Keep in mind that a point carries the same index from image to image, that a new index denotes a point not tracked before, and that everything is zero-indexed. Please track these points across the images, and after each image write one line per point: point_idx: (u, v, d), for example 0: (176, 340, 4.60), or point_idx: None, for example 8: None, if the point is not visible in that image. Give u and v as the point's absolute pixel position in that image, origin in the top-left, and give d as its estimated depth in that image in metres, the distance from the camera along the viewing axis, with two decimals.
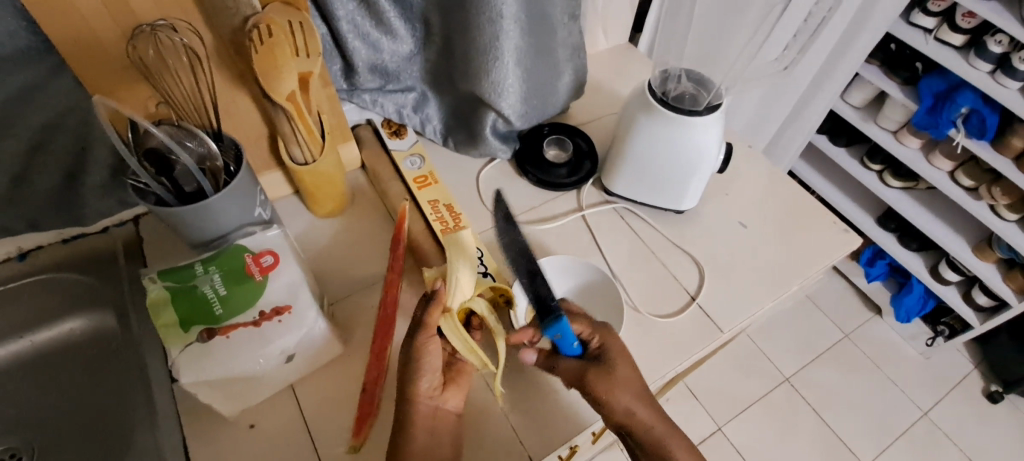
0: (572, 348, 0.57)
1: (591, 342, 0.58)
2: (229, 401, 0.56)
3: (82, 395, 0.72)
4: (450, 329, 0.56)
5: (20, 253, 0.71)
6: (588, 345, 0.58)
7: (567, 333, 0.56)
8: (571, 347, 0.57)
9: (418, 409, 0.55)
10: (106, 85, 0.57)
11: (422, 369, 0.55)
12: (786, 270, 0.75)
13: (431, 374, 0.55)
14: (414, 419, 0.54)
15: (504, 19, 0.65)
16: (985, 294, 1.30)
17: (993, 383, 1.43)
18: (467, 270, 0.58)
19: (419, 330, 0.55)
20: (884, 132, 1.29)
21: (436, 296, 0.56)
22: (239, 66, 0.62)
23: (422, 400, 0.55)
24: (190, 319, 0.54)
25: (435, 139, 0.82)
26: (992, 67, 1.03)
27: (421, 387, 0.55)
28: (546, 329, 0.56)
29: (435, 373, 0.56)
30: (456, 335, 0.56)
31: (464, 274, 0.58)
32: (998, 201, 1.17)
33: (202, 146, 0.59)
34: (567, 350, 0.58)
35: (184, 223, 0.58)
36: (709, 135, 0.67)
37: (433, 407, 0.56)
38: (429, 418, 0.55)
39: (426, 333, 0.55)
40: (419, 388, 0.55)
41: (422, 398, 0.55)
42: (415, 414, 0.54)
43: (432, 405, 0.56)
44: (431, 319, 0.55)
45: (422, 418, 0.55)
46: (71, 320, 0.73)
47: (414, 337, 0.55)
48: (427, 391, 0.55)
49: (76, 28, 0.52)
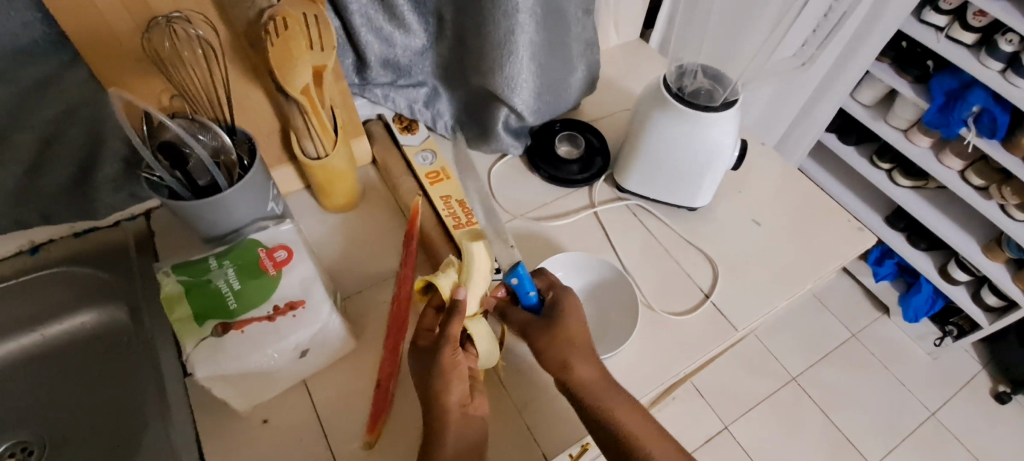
0: (528, 297, 0.60)
1: (547, 293, 0.61)
2: (241, 396, 0.56)
3: (93, 388, 0.71)
4: (478, 332, 0.57)
5: (33, 246, 0.71)
6: (545, 296, 0.61)
7: (524, 278, 0.59)
8: (528, 295, 0.60)
9: (451, 418, 0.52)
10: (120, 77, 0.57)
11: (450, 379, 0.52)
12: (801, 268, 0.74)
13: (461, 383, 0.53)
14: (447, 427, 0.51)
15: (521, 13, 0.64)
16: (994, 294, 1.29)
17: (1001, 384, 1.43)
18: (481, 275, 0.57)
19: (445, 341, 0.53)
20: (894, 131, 1.28)
21: (461, 305, 0.54)
22: (252, 58, 0.61)
23: (453, 408, 0.52)
24: (204, 314, 0.54)
25: (447, 134, 0.82)
26: (1003, 66, 1.02)
27: (451, 395, 0.52)
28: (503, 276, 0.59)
29: (463, 380, 0.54)
30: (483, 337, 0.57)
31: (482, 280, 0.57)
32: (1008, 200, 1.15)
33: (215, 140, 0.58)
34: (525, 301, 0.60)
35: (199, 217, 0.58)
36: (725, 130, 0.66)
37: (465, 416, 0.53)
38: (462, 425, 0.52)
39: (452, 344, 0.53)
40: (449, 395, 0.52)
41: (454, 406, 0.52)
42: (447, 422, 0.52)
43: (464, 412, 0.53)
44: (455, 330, 0.53)
45: (454, 425, 0.52)
46: (83, 313, 0.73)
47: (438, 350, 0.53)
48: (458, 399, 0.53)
49: (91, 21, 0.52)
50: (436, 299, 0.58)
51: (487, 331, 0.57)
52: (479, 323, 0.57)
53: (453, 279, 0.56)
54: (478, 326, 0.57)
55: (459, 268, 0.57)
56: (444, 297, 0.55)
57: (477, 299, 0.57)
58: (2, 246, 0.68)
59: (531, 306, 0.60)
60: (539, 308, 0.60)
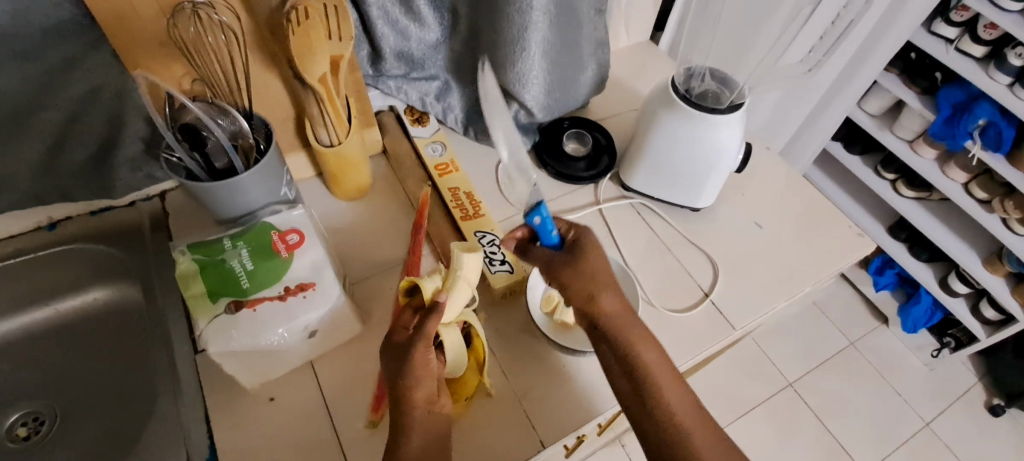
0: (551, 237, 0.53)
1: (567, 235, 0.55)
2: (250, 373, 0.58)
3: (103, 363, 0.74)
4: (450, 340, 0.55)
5: (51, 222, 0.73)
6: (566, 237, 0.55)
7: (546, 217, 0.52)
8: (550, 235, 0.53)
9: (416, 414, 0.52)
10: (144, 59, 0.59)
11: (419, 378, 0.51)
12: (801, 270, 0.76)
13: (430, 382, 0.52)
14: (412, 424, 0.51)
15: (535, 10, 0.66)
16: (992, 308, 1.30)
17: (995, 397, 1.44)
18: (466, 283, 0.53)
19: (417, 341, 0.50)
20: (899, 142, 1.29)
21: (439, 311, 0.51)
22: (272, 47, 0.63)
23: (419, 405, 0.52)
24: (218, 291, 0.55)
25: (456, 128, 0.83)
26: (1011, 80, 1.02)
27: (418, 393, 0.51)
28: (525, 214, 0.52)
29: (432, 379, 0.53)
30: (453, 347, 0.56)
31: (468, 291, 0.54)
32: (1010, 214, 1.16)
33: (233, 124, 0.60)
34: (545, 241, 0.54)
35: (213, 198, 0.59)
36: (730, 133, 0.67)
37: (430, 413, 0.53)
38: (426, 422, 0.52)
39: (425, 342, 0.51)
40: (417, 394, 0.51)
41: (420, 404, 0.52)
42: (412, 418, 0.51)
43: (430, 410, 0.53)
44: (429, 330, 0.51)
45: (418, 421, 0.52)
46: (97, 289, 0.75)
47: (409, 350, 0.50)
48: (424, 397, 0.52)
49: (119, 4, 0.54)
50: (416, 301, 0.54)
51: (458, 341, 0.56)
52: (452, 332, 0.56)
53: (436, 283, 0.53)
54: (452, 335, 0.55)
55: (445, 274, 0.54)
56: (426, 301, 0.53)
57: (456, 310, 0.54)
58: (22, 221, 0.70)
59: (553, 248, 0.54)
60: (562, 248, 0.54)
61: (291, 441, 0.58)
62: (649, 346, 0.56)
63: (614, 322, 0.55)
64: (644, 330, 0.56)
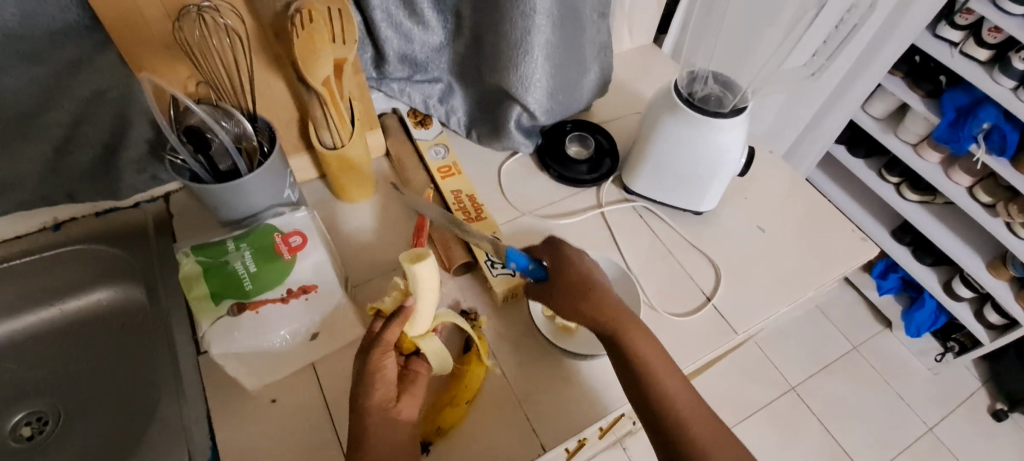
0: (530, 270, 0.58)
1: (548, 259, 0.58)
2: (252, 375, 0.58)
3: (107, 363, 0.74)
4: (430, 348, 0.56)
5: (57, 223, 0.73)
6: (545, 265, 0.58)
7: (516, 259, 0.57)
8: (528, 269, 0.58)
9: (369, 420, 0.51)
10: (150, 62, 0.59)
11: (371, 381, 0.51)
12: (804, 274, 0.76)
13: (386, 387, 0.52)
14: (365, 429, 0.51)
15: (538, 14, 0.66)
16: (996, 313, 1.29)
17: (999, 402, 1.43)
18: (430, 286, 0.53)
19: (375, 344, 0.52)
20: (903, 145, 1.28)
21: (402, 315, 0.52)
22: (275, 49, 0.63)
23: (373, 410, 0.51)
24: (221, 293, 0.55)
25: (459, 130, 0.84)
26: (1015, 84, 1.02)
27: (372, 397, 0.51)
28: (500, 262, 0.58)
29: (388, 382, 0.52)
30: (435, 352, 0.56)
31: (433, 296, 0.54)
32: (1015, 218, 1.15)
33: (237, 127, 0.61)
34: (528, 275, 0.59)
35: (218, 200, 0.60)
36: (733, 137, 0.67)
37: (387, 420, 0.52)
38: (383, 428, 0.51)
39: (382, 346, 0.52)
40: (369, 398, 0.51)
41: (374, 409, 0.51)
42: (368, 423, 0.51)
43: (387, 416, 0.52)
44: (387, 335, 0.52)
45: (372, 427, 0.51)
46: (101, 290, 0.75)
47: (366, 352, 0.52)
48: (380, 402, 0.51)
49: (126, 8, 0.54)
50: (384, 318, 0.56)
51: (439, 346, 0.56)
52: (431, 340, 0.56)
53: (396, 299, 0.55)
54: (430, 343, 0.56)
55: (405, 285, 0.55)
56: (388, 313, 0.55)
57: (427, 316, 0.55)
58: (27, 221, 0.71)
59: (532, 271, 0.58)
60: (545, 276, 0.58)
61: (291, 442, 0.58)
62: (644, 335, 0.56)
63: (606, 314, 0.56)
64: (639, 321, 0.57)
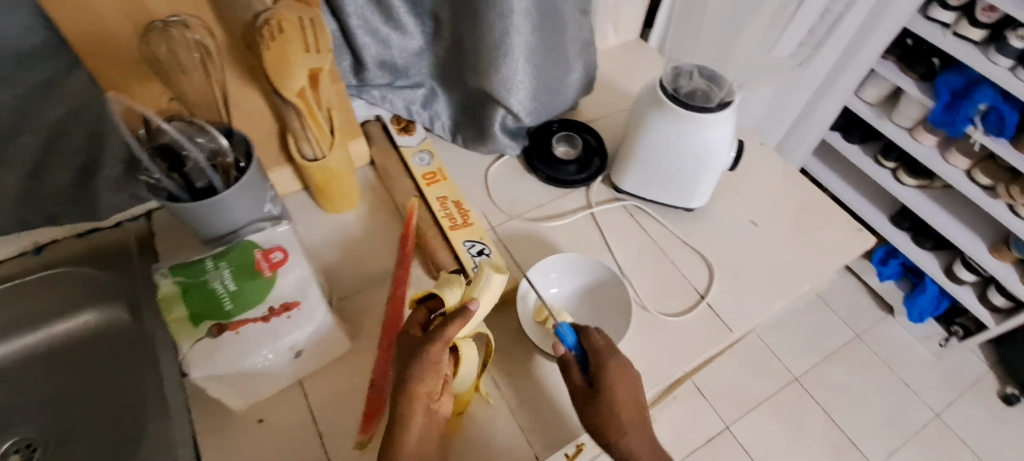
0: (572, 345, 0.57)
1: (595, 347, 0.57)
2: (237, 395, 0.57)
3: (95, 386, 0.73)
4: (468, 353, 0.55)
5: (37, 246, 0.72)
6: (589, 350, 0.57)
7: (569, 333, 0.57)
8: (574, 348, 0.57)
9: (415, 407, 0.50)
10: (121, 81, 0.58)
11: (426, 371, 0.51)
12: (800, 269, 0.74)
13: (435, 378, 0.51)
14: (409, 418, 0.50)
15: (516, 14, 0.65)
16: (1001, 295, 1.28)
17: (1008, 385, 1.41)
18: (493, 291, 0.55)
19: (436, 338, 0.51)
20: (898, 130, 1.26)
21: (466, 318, 0.51)
22: (249, 61, 0.62)
23: (421, 399, 0.51)
24: (200, 314, 0.54)
25: (444, 135, 0.82)
26: (1012, 63, 1.00)
27: (422, 386, 0.51)
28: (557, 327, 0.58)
29: (438, 374, 0.51)
30: (471, 358, 0.55)
31: (489, 307, 0.55)
32: (1016, 200, 1.14)
33: (212, 142, 0.59)
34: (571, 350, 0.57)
35: (197, 219, 0.59)
36: (719, 131, 0.66)
37: (428, 410, 0.52)
38: (423, 418, 0.51)
39: (443, 342, 0.51)
40: (419, 386, 0.50)
41: (421, 397, 0.51)
42: (410, 413, 0.50)
43: (429, 406, 0.52)
44: (448, 333, 0.51)
45: (415, 415, 0.50)
46: (86, 312, 0.74)
47: (426, 342, 0.51)
48: (426, 392, 0.51)
49: (92, 27, 0.53)
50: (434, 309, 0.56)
51: (474, 355, 0.55)
52: (468, 346, 0.55)
53: (458, 296, 0.55)
54: (469, 350, 0.55)
55: (466, 288, 0.55)
56: (449, 312, 0.54)
57: (476, 323, 0.55)
58: (8, 246, 0.70)
59: (579, 357, 0.57)
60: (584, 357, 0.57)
61: None
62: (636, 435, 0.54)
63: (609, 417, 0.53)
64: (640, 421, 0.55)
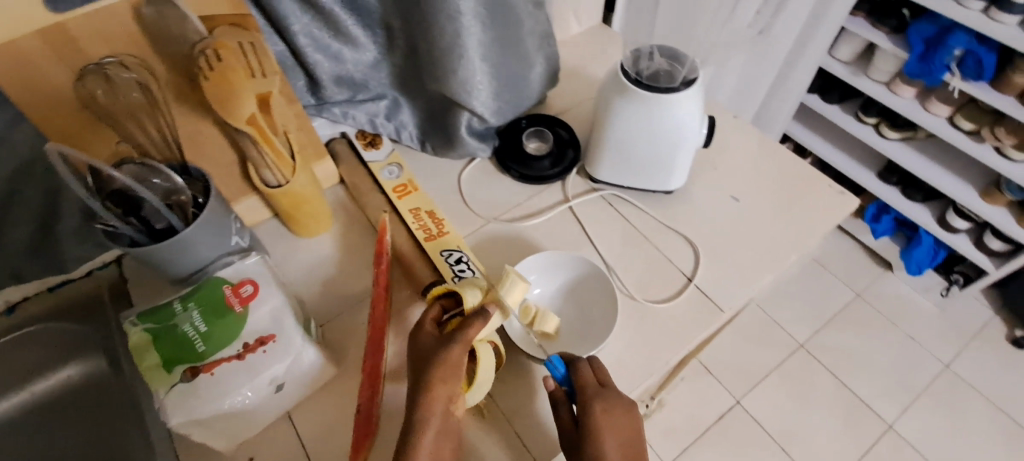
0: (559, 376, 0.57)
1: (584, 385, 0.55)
2: (222, 437, 0.55)
3: (78, 443, 0.71)
4: (485, 356, 0.55)
5: (9, 307, 0.70)
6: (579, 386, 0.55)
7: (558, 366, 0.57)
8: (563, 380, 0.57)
9: (434, 409, 0.50)
10: (68, 133, 0.56)
11: (445, 371, 0.51)
12: (787, 240, 0.73)
13: (454, 382, 0.51)
14: (429, 423, 0.50)
15: (464, 15, 0.64)
16: (997, 239, 1.27)
17: (1016, 328, 1.40)
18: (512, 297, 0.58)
19: (456, 336, 0.52)
20: (876, 85, 1.25)
21: (487, 316, 0.54)
22: (197, 95, 0.60)
23: (440, 402, 0.51)
24: (173, 359, 0.53)
25: (413, 144, 0.81)
26: (984, 4, 0.99)
27: (440, 389, 0.51)
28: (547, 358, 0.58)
29: (457, 377, 0.52)
30: (488, 361, 0.55)
31: (506, 314, 0.57)
32: (1003, 142, 1.13)
33: (167, 182, 0.58)
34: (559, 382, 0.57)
35: (161, 260, 0.57)
36: (686, 110, 0.64)
37: (448, 414, 0.51)
38: (442, 423, 0.51)
39: (463, 342, 0.52)
40: (438, 387, 0.50)
41: (441, 399, 0.51)
42: (429, 416, 0.50)
43: (448, 412, 0.51)
44: (469, 331, 0.53)
45: (434, 419, 0.50)
46: (67, 367, 0.73)
47: (447, 342, 0.52)
48: (445, 395, 0.51)
49: (30, 82, 0.51)
50: (454, 311, 0.58)
51: (491, 358, 0.56)
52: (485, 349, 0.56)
53: (478, 298, 0.57)
54: (486, 353, 0.55)
55: (485, 290, 0.58)
56: (467, 313, 0.56)
57: (494, 326, 0.56)
58: None
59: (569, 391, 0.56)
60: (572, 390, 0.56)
61: None
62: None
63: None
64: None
